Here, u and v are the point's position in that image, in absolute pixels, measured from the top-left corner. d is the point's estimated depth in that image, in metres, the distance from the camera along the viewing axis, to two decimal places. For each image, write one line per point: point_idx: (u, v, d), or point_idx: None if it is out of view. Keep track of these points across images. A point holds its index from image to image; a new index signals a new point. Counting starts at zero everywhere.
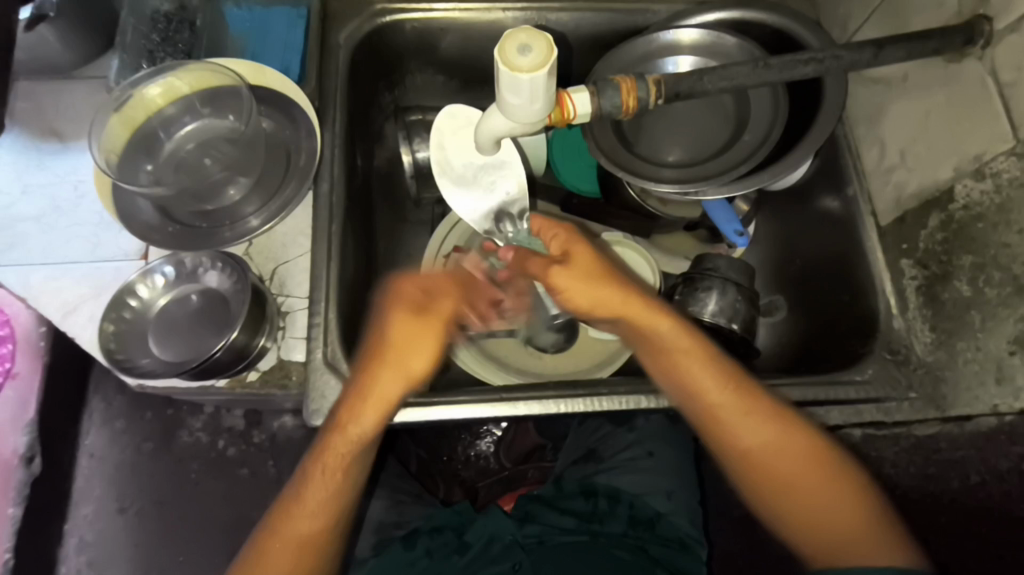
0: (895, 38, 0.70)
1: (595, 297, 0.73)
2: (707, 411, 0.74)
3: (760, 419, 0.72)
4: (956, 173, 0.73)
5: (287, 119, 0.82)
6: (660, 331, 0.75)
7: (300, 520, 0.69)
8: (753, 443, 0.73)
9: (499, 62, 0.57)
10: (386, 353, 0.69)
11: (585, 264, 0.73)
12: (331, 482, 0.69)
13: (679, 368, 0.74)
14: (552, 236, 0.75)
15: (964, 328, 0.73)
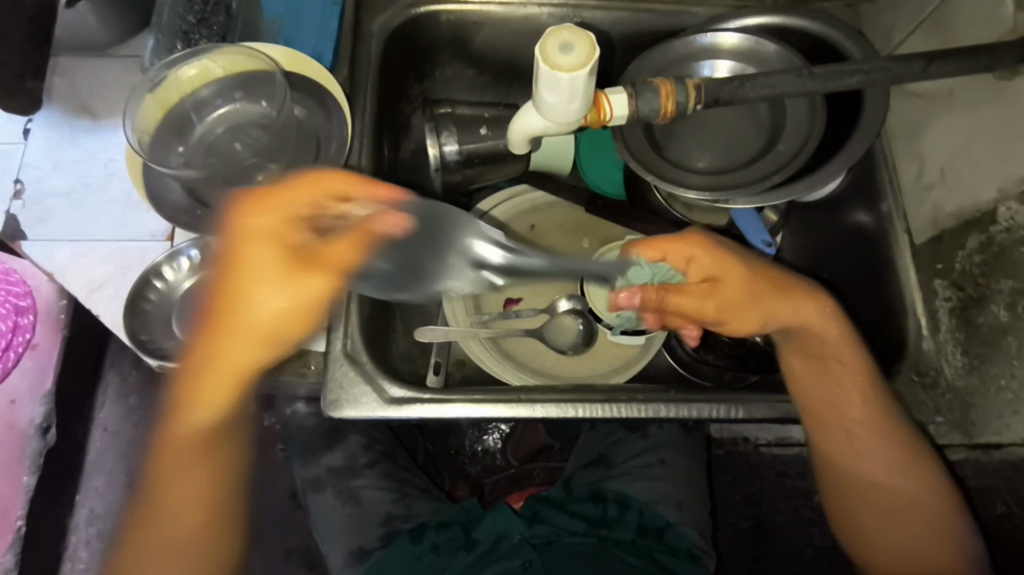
0: (947, 52, 0.68)
1: (754, 312, 0.73)
2: (843, 429, 0.78)
3: (891, 450, 0.75)
4: (1000, 195, 0.71)
5: (318, 107, 0.81)
6: (830, 350, 0.77)
7: (169, 475, 0.70)
8: (870, 460, 0.77)
9: (540, 59, 0.57)
10: (241, 272, 0.62)
11: (739, 288, 0.73)
12: (191, 438, 0.69)
13: (832, 382, 0.77)
14: (701, 260, 0.72)
15: (999, 353, 0.72)
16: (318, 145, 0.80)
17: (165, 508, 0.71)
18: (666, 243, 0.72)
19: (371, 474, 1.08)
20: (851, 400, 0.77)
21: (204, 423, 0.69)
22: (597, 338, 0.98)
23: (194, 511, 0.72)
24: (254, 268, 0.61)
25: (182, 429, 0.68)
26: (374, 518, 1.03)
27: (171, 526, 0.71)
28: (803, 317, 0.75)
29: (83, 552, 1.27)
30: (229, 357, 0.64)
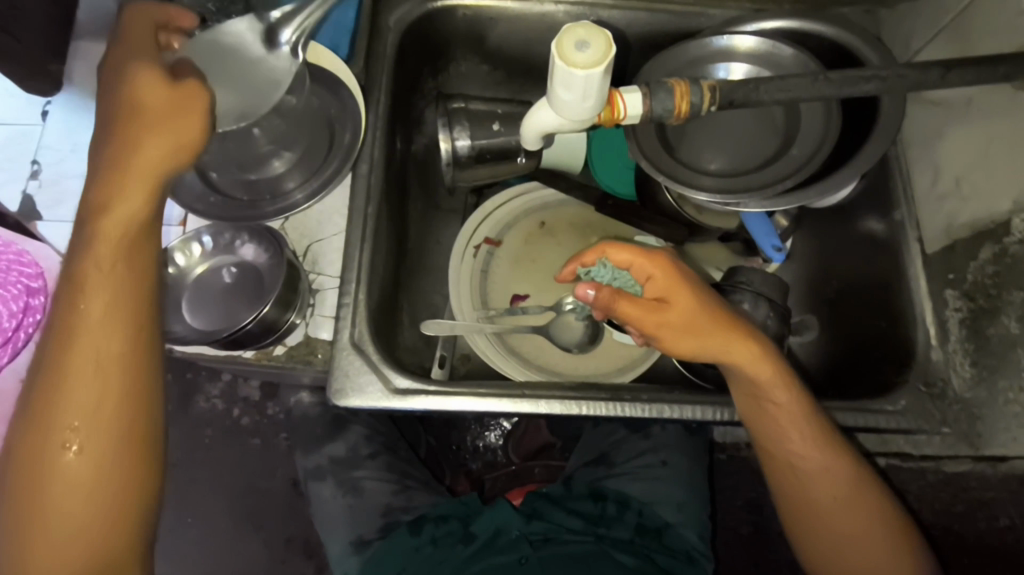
0: (966, 61, 0.68)
1: (688, 337, 0.69)
2: (795, 471, 0.74)
3: (848, 485, 0.73)
4: (1015, 206, 0.71)
5: (331, 98, 0.82)
6: (775, 395, 0.72)
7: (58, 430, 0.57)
8: (825, 502, 0.74)
9: (555, 55, 0.56)
10: (140, 118, 0.59)
11: (683, 315, 0.70)
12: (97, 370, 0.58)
13: (775, 426, 0.73)
14: (654, 274, 0.71)
15: (1009, 366, 0.71)
16: (332, 135, 0.81)
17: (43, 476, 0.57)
18: (630, 252, 0.72)
19: (373, 465, 1.09)
20: (800, 442, 0.72)
21: (110, 343, 0.59)
22: (602, 336, 0.98)
23: (89, 476, 0.58)
24: (147, 118, 0.59)
25: (78, 366, 0.58)
26: (375, 508, 1.04)
27: (66, 488, 0.58)
28: (749, 364, 0.70)
29: None
30: (98, 270, 0.58)
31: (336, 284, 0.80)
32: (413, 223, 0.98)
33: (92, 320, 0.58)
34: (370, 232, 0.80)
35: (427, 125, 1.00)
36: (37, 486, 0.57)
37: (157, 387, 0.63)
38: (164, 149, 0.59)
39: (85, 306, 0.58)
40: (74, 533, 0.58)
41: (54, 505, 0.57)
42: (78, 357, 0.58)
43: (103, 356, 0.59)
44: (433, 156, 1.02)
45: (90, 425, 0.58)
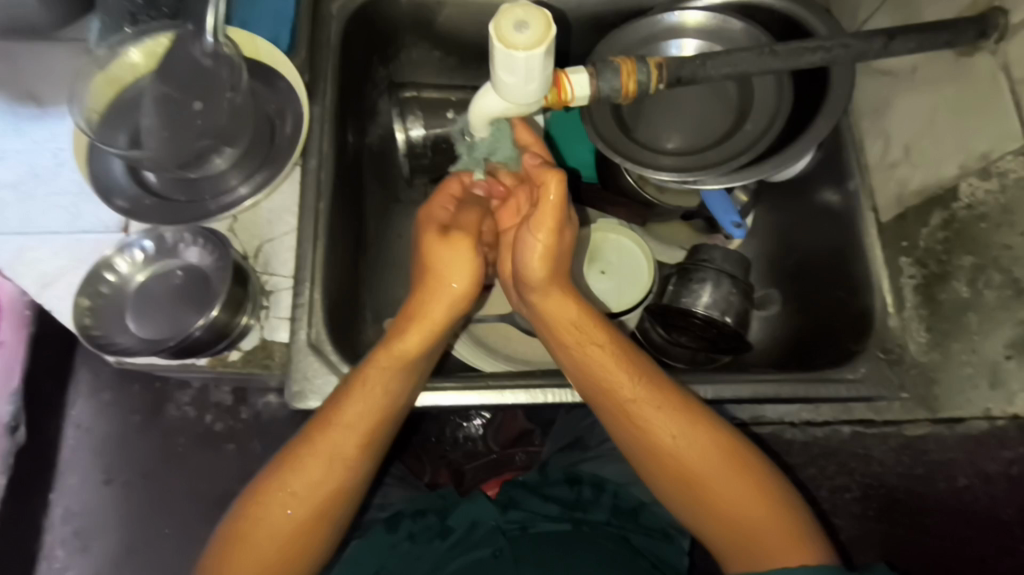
0: (908, 28, 0.68)
1: (540, 261, 0.72)
2: (622, 409, 0.72)
3: (693, 432, 0.71)
4: (961, 171, 0.71)
5: (273, 92, 0.79)
6: (581, 344, 0.73)
7: (293, 481, 0.69)
8: (671, 441, 0.71)
9: (495, 37, 0.54)
10: (438, 275, 0.74)
11: (553, 212, 0.70)
12: (331, 459, 0.70)
13: (602, 375, 0.72)
14: (543, 214, 0.70)
15: (961, 329, 0.72)
16: (274, 130, 0.78)
17: (269, 505, 0.69)
18: (522, 127, 0.76)
19: None
20: (615, 376, 0.72)
21: (347, 443, 0.70)
22: None
23: (282, 546, 0.68)
24: (440, 262, 0.74)
25: (304, 466, 0.69)
26: None
27: (271, 525, 0.68)
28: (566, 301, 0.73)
29: (60, 550, 1.25)
30: (331, 432, 0.70)
31: (290, 285, 0.76)
32: (372, 217, 0.96)
33: (316, 453, 0.70)
34: (323, 229, 0.77)
35: (382, 115, 0.97)
36: (248, 528, 0.68)
37: (366, 478, 0.73)
38: (451, 288, 0.74)
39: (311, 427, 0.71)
40: (265, 552, 0.68)
41: (259, 534, 0.68)
42: (327, 439, 0.70)
43: (339, 453, 0.70)
44: (389, 147, 0.99)
45: (307, 494, 0.69)
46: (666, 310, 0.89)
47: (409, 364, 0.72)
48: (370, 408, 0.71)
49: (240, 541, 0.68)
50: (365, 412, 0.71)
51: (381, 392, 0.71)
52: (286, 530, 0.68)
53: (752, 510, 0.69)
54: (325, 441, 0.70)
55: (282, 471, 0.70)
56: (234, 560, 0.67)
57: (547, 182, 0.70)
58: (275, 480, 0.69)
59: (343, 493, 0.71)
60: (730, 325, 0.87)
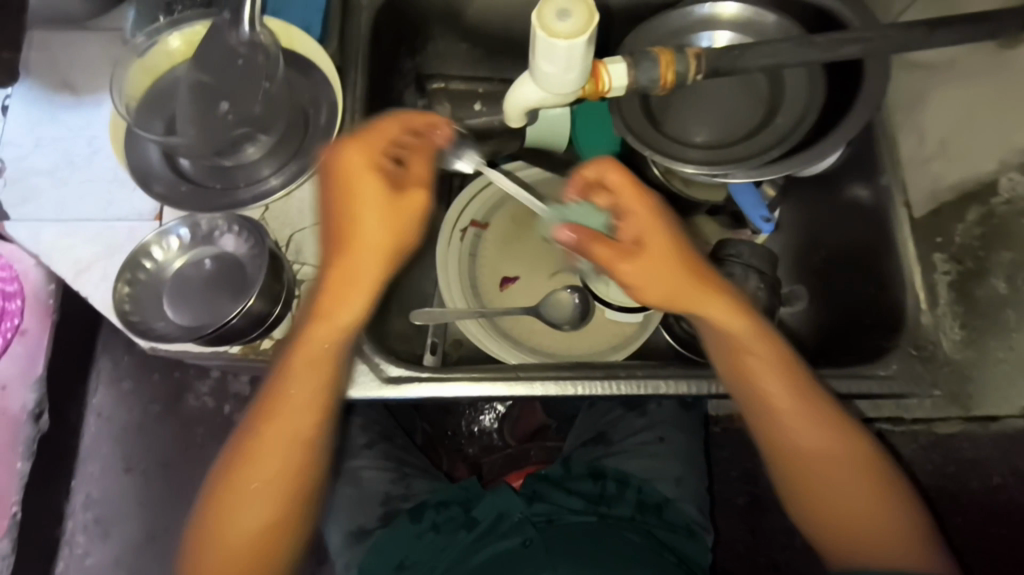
0: (950, 20, 0.67)
1: (668, 296, 0.69)
2: (769, 408, 0.72)
3: (833, 436, 0.71)
4: (1001, 166, 0.73)
5: (307, 81, 0.80)
6: (749, 350, 0.72)
7: (248, 469, 0.70)
8: (812, 444, 0.71)
9: (537, 26, 0.54)
10: (354, 229, 0.67)
11: (658, 260, 0.68)
12: (290, 440, 0.70)
13: (755, 379, 0.72)
14: (621, 265, 0.67)
15: (997, 327, 0.73)
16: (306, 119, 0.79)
17: (228, 499, 0.70)
18: (584, 239, 0.67)
19: (368, 455, 1.07)
20: (772, 375, 0.72)
21: (301, 422, 0.70)
22: (594, 314, 0.97)
23: (254, 536, 0.70)
24: (364, 223, 0.67)
25: (250, 453, 0.70)
26: (374, 497, 1.03)
27: (237, 521, 0.69)
28: (721, 311, 0.70)
29: (81, 536, 1.27)
30: (284, 411, 0.70)
31: None
32: None
33: (271, 434, 0.69)
34: None
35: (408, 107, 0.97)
36: (220, 527, 0.70)
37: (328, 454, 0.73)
38: (378, 245, 0.67)
39: (253, 407, 0.71)
40: (241, 543, 0.69)
41: (234, 527, 0.69)
42: (279, 423, 0.70)
43: (296, 433, 0.70)
44: None
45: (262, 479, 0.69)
46: None
47: (344, 325, 0.69)
48: (317, 374, 0.69)
49: (213, 537, 0.70)
50: (314, 385, 0.70)
51: (329, 367, 0.70)
52: (261, 522, 0.70)
53: (875, 519, 0.70)
54: (274, 428, 0.70)
55: (236, 458, 0.70)
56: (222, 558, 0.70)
57: (631, 189, 0.69)
58: (238, 473, 0.70)
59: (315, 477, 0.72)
60: None
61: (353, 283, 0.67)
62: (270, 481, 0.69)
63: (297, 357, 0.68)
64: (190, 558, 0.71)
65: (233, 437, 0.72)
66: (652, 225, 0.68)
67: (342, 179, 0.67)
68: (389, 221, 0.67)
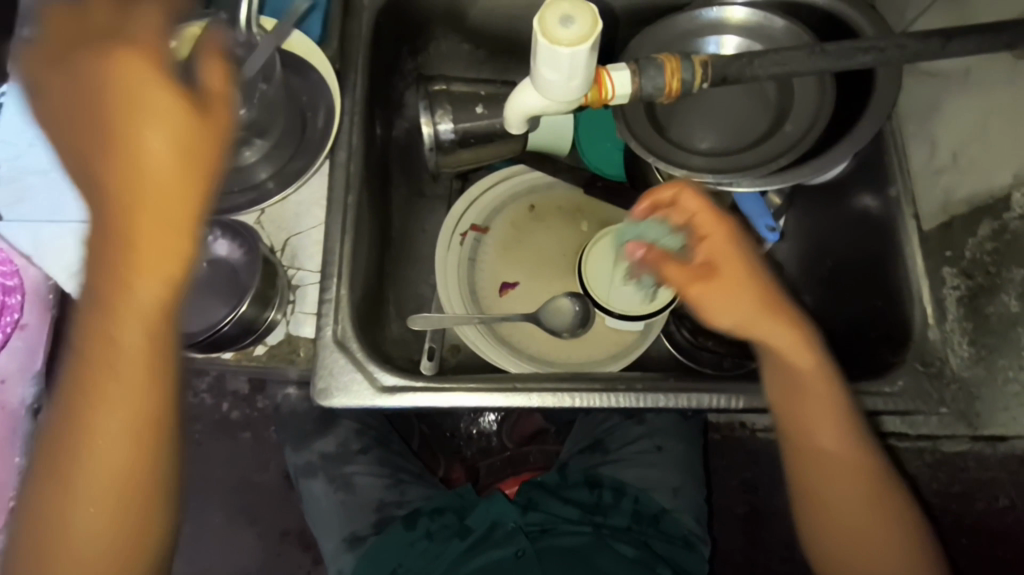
0: (967, 29, 0.65)
1: (740, 322, 0.70)
2: (805, 437, 0.72)
3: (863, 478, 0.72)
4: (1015, 180, 0.69)
5: (304, 83, 0.78)
6: (804, 380, 0.71)
7: (92, 442, 0.57)
8: (837, 477, 0.72)
9: (539, 32, 0.52)
10: (115, 149, 0.52)
11: (732, 279, 0.69)
12: (117, 407, 0.57)
13: (799, 410, 0.71)
14: (690, 289, 0.69)
15: (1008, 345, 0.71)
16: (302, 120, 0.77)
17: (82, 461, 0.57)
18: (658, 257, 0.70)
19: (364, 460, 1.06)
20: (812, 408, 0.71)
21: (127, 379, 0.56)
22: (594, 322, 0.96)
23: (108, 511, 0.59)
24: (129, 138, 0.52)
25: (97, 415, 0.57)
26: (368, 504, 1.02)
27: (96, 488, 0.58)
28: (784, 339, 0.70)
29: None
30: (90, 379, 0.56)
31: (316, 280, 0.75)
32: (397, 211, 0.95)
33: (90, 388, 0.56)
34: (351, 223, 0.76)
35: (409, 108, 0.96)
36: (62, 492, 0.58)
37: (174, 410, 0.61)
38: (151, 158, 0.53)
39: (99, 346, 0.55)
40: (98, 521, 0.58)
41: (86, 493, 0.58)
42: (100, 384, 0.56)
43: (123, 390, 0.56)
44: (416, 141, 0.98)
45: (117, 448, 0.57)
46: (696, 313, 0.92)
47: (169, 273, 0.54)
48: (133, 357, 0.56)
49: (61, 498, 0.58)
50: (128, 361, 0.56)
51: (142, 332, 0.55)
52: (102, 493, 0.58)
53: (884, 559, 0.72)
54: (93, 381, 0.56)
55: (79, 425, 0.57)
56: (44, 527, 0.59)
57: (704, 213, 0.70)
58: (67, 427, 0.57)
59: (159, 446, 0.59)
60: None
61: (164, 223, 0.53)
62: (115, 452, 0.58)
63: (133, 301, 0.54)
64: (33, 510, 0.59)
65: (71, 385, 0.57)
66: (739, 248, 0.70)
67: (101, 84, 0.53)
68: (179, 146, 0.53)
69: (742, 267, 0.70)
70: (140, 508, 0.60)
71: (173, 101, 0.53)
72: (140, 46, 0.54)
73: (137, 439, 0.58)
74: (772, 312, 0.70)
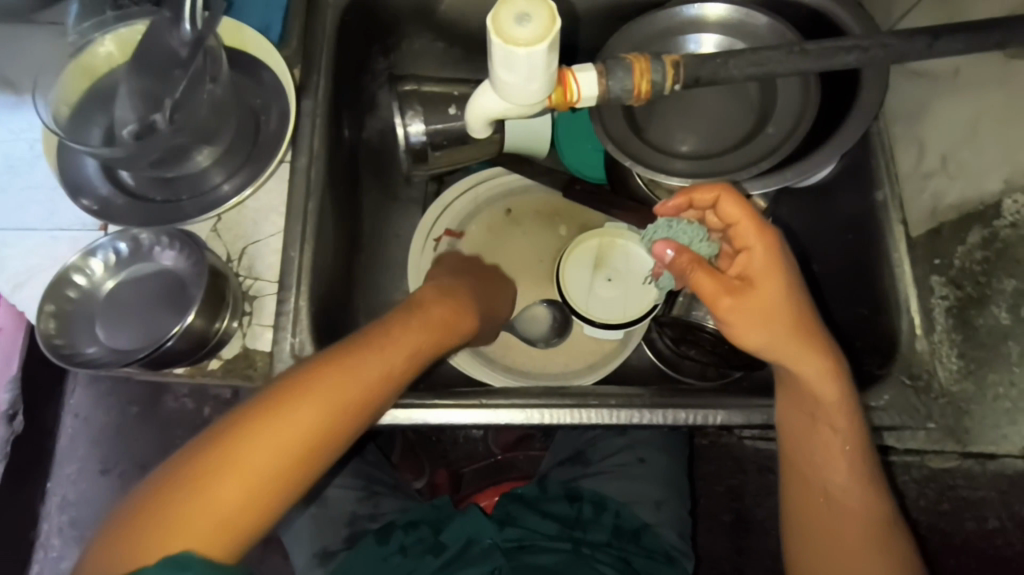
0: (955, 27, 0.61)
1: (768, 347, 0.61)
2: (813, 464, 0.68)
3: (868, 522, 0.67)
4: (1006, 186, 0.67)
5: (256, 84, 0.74)
6: (825, 413, 0.65)
7: (286, 423, 0.56)
8: (832, 507, 0.67)
9: (493, 32, 0.49)
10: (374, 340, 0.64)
11: (764, 303, 0.60)
12: (329, 409, 0.58)
13: (814, 443, 0.67)
14: (717, 302, 0.60)
15: (996, 359, 0.68)
16: (258, 122, 0.73)
17: (300, 453, 0.56)
18: (690, 260, 0.60)
19: (337, 472, 1.03)
20: (829, 441, 0.67)
21: (353, 391, 0.59)
22: (572, 330, 0.93)
23: (237, 513, 0.53)
24: (394, 338, 0.66)
25: (297, 410, 0.56)
26: (339, 518, 0.98)
27: (241, 482, 0.53)
28: (814, 367, 0.63)
29: (57, 538, 1.23)
30: (314, 386, 0.58)
31: (275, 290, 0.71)
32: (369, 216, 0.91)
33: (308, 393, 0.57)
34: (311, 231, 0.72)
35: (382, 109, 0.92)
36: (228, 467, 0.53)
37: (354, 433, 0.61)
38: (373, 372, 0.62)
39: (322, 374, 0.59)
40: (227, 513, 0.52)
41: (241, 481, 0.53)
42: (322, 386, 0.58)
43: (348, 398, 0.59)
44: (389, 142, 0.94)
45: (307, 443, 0.56)
46: (675, 322, 0.86)
47: (361, 413, 0.60)
48: (347, 394, 0.59)
49: (207, 485, 0.53)
50: (360, 394, 0.60)
51: (360, 395, 0.60)
52: (246, 496, 0.53)
53: None
54: (318, 388, 0.58)
55: (262, 410, 0.56)
56: (188, 509, 0.51)
57: (744, 222, 0.62)
58: (277, 413, 0.56)
59: (327, 455, 0.58)
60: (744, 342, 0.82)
61: (362, 383, 0.60)
62: (281, 457, 0.55)
63: (317, 390, 0.58)
64: (141, 513, 0.52)
65: (277, 380, 0.59)
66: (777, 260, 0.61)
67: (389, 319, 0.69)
68: (408, 355, 0.66)
69: (781, 283, 0.60)
70: (267, 516, 0.55)
71: (454, 294, 0.78)
72: (427, 286, 0.78)
73: (322, 451, 0.57)
74: (808, 346, 0.62)
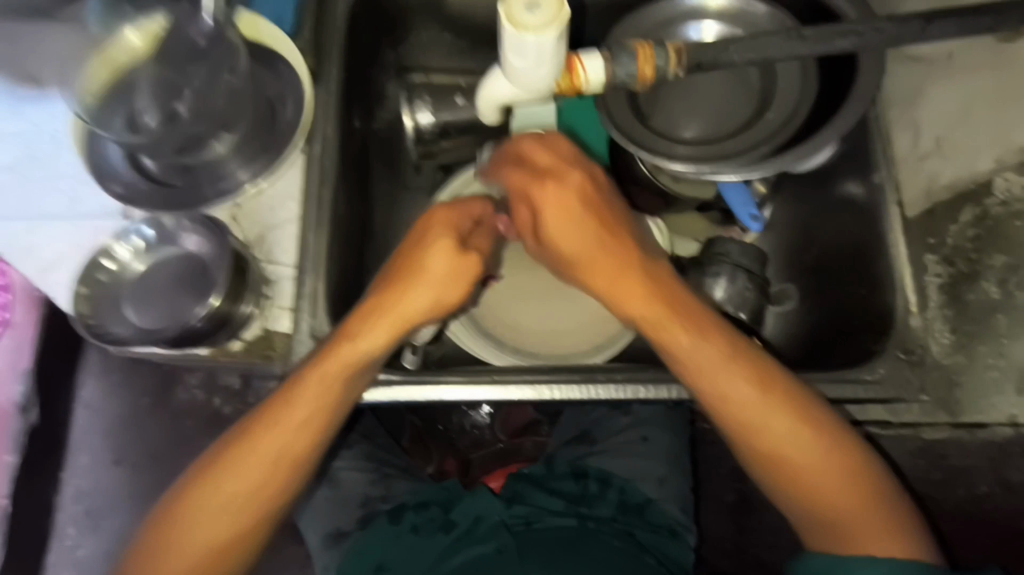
0: (946, 13, 0.64)
1: (589, 273, 0.72)
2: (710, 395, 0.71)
3: (819, 446, 0.68)
4: (997, 165, 0.73)
5: (274, 76, 0.76)
6: (670, 336, 0.70)
7: (243, 468, 0.69)
8: (783, 441, 0.69)
9: (505, 18, 0.52)
10: (420, 275, 0.70)
11: (568, 232, 0.70)
12: (274, 452, 0.69)
13: (705, 378, 0.70)
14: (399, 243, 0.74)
15: (987, 331, 0.72)
16: (275, 111, 0.76)
17: (251, 496, 0.69)
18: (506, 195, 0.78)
19: (350, 455, 1.05)
20: (699, 362, 0.70)
21: (294, 441, 0.70)
22: (577, 315, 0.95)
23: (216, 538, 0.68)
24: (430, 271, 0.70)
25: (243, 463, 0.69)
26: (353, 499, 1.01)
27: (211, 513, 0.68)
28: (635, 287, 0.70)
29: (71, 528, 1.23)
30: (256, 440, 0.69)
31: (293, 274, 0.73)
32: (379, 204, 0.93)
33: (258, 447, 0.69)
34: (327, 217, 0.75)
35: (390, 100, 0.94)
36: (195, 504, 0.68)
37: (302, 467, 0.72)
38: (416, 308, 0.70)
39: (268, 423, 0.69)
40: (202, 542, 0.68)
41: (210, 517, 0.68)
42: (261, 439, 0.69)
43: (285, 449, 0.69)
44: (398, 132, 0.96)
45: (258, 485, 0.69)
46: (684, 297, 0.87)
47: (368, 361, 0.70)
48: (322, 405, 0.70)
49: (182, 524, 0.68)
50: (314, 412, 0.69)
51: (305, 417, 0.69)
52: (221, 532, 0.68)
53: (863, 526, 0.67)
54: (261, 437, 0.69)
55: (214, 466, 0.69)
56: (173, 549, 0.68)
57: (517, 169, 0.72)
58: (230, 466, 0.69)
59: (287, 485, 0.70)
60: (744, 321, 0.85)
61: (410, 313, 0.70)
62: (239, 496, 0.68)
63: (336, 366, 0.69)
64: (144, 544, 0.69)
65: (229, 433, 0.71)
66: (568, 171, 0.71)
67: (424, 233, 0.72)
68: (452, 287, 0.71)
69: (544, 207, 0.70)
70: (248, 540, 0.70)
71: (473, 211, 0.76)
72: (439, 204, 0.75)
73: (280, 482, 0.70)
74: (628, 264, 0.71)
